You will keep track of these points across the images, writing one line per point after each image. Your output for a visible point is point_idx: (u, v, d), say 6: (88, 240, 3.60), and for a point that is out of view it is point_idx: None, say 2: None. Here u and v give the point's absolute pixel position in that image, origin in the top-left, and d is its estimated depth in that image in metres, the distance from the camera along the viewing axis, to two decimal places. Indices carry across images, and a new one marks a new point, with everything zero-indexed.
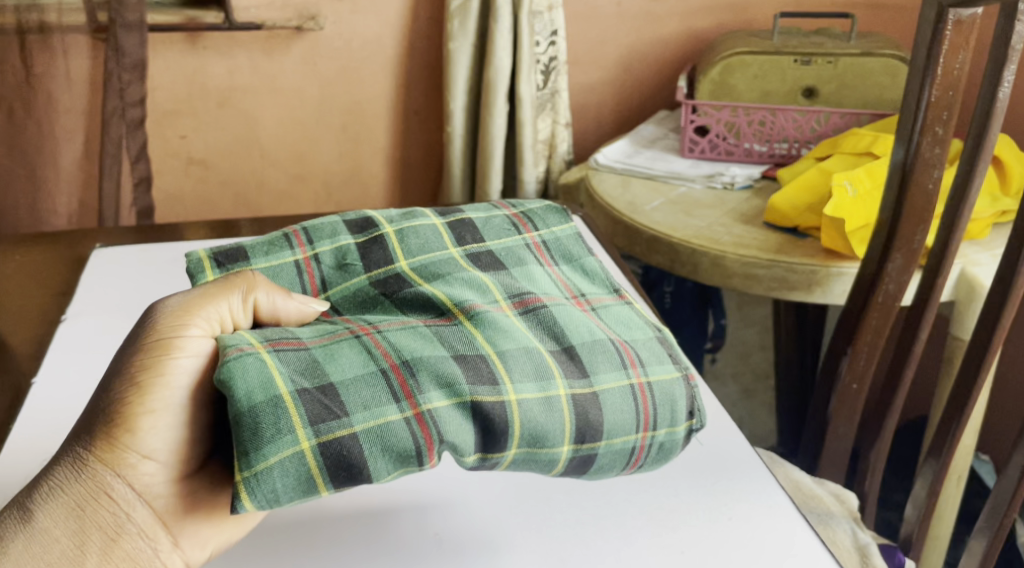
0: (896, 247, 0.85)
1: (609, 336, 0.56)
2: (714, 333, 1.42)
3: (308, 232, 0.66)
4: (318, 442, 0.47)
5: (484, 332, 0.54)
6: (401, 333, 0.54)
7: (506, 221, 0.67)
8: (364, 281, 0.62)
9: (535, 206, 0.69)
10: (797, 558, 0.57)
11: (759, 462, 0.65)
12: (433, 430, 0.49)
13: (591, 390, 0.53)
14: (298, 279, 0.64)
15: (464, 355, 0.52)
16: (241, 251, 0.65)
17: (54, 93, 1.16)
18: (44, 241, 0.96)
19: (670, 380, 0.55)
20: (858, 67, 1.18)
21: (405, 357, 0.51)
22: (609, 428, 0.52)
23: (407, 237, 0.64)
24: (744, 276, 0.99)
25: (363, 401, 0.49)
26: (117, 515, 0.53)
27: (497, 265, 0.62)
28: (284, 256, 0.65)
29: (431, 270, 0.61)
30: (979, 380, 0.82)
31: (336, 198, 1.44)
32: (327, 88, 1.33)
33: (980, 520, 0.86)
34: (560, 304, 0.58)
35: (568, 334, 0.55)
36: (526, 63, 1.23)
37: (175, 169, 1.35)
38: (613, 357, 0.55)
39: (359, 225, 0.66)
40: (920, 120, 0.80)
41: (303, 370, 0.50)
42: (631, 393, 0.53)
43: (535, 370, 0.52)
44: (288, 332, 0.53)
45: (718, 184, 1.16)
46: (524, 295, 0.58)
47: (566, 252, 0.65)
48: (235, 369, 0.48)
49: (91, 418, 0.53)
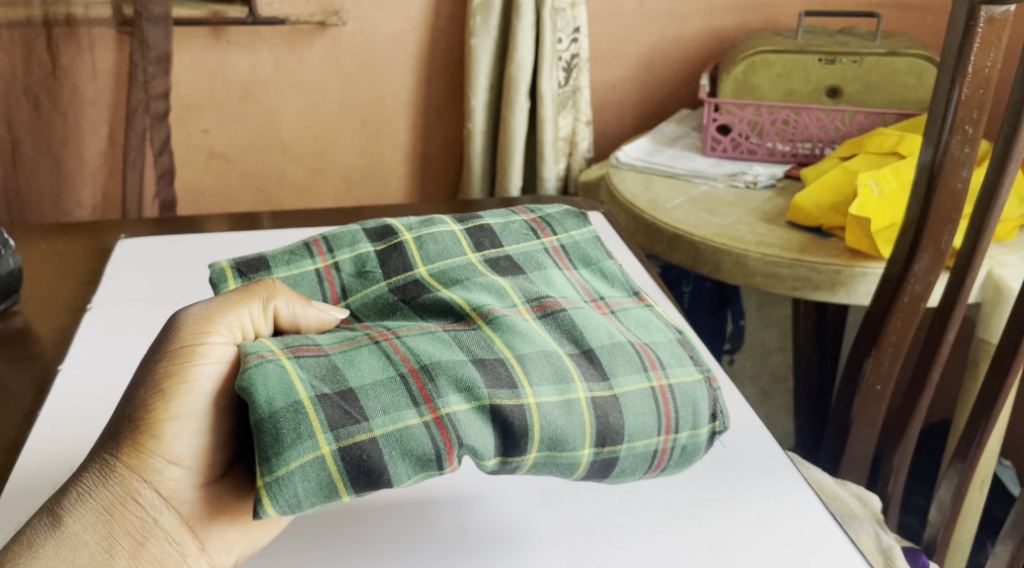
0: (924, 246, 0.84)
1: (628, 338, 0.56)
2: (732, 334, 1.45)
3: (328, 241, 0.65)
4: (338, 447, 0.47)
5: (502, 337, 0.54)
6: (419, 338, 0.53)
7: (523, 227, 0.66)
8: (383, 288, 0.61)
9: (552, 210, 0.68)
10: (823, 557, 0.56)
11: (783, 460, 0.65)
12: (453, 433, 0.49)
13: (612, 392, 0.52)
14: (319, 287, 0.63)
15: (484, 359, 0.52)
16: (263, 261, 0.65)
17: (79, 85, 1.18)
18: (67, 232, 0.96)
19: (692, 381, 0.55)
20: (883, 66, 1.17)
21: (424, 362, 0.51)
22: (630, 432, 0.52)
23: (423, 243, 0.63)
24: (767, 275, 0.99)
25: (383, 406, 0.49)
26: (144, 519, 0.52)
27: (516, 269, 0.62)
28: (305, 266, 0.64)
29: (449, 275, 0.60)
30: (1007, 382, 0.80)
31: (355, 194, 1.44)
32: (348, 84, 1.34)
33: (1007, 523, 0.85)
34: (579, 306, 0.58)
35: (588, 337, 0.55)
36: (549, 59, 1.23)
37: (197, 163, 1.36)
38: (634, 359, 0.54)
39: (378, 233, 0.66)
40: (949, 119, 0.79)
41: (321, 375, 0.50)
42: (652, 396, 0.53)
43: (554, 373, 0.52)
44: (307, 337, 0.53)
45: (740, 183, 1.15)
46: (543, 298, 0.58)
47: (584, 256, 0.65)
48: (255, 373, 0.48)
49: (117, 424, 0.53)
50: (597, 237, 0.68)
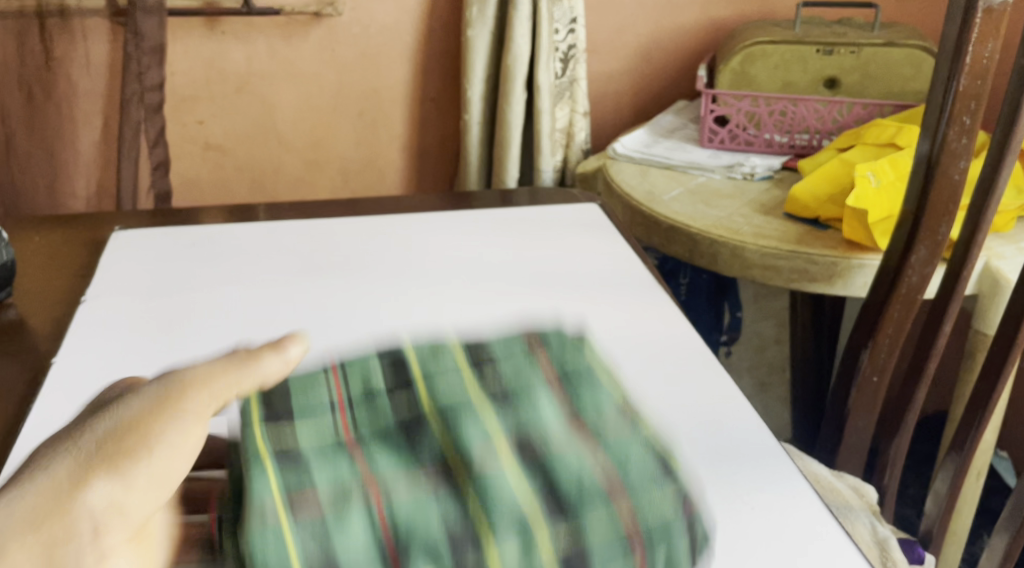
0: (921, 238, 0.84)
1: (605, 460, 0.46)
2: (728, 324, 1.42)
3: (337, 356, 0.54)
4: (293, 524, 0.43)
5: (476, 491, 0.44)
6: (402, 488, 0.45)
7: (527, 348, 0.54)
8: (384, 409, 0.49)
9: (559, 336, 0.55)
10: (819, 551, 0.55)
11: (778, 451, 0.64)
12: (398, 514, 0.43)
13: (579, 534, 0.43)
14: (317, 389, 0.58)
15: (457, 521, 0.43)
16: (274, 372, 0.62)
17: (72, 76, 1.18)
18: (61, 223, 0.96)
19: (672, 507, 0.45)
20: (881, 57, 1.16)
21: (400, 532, 0.43)
22: (609, 473, 0.46)
23: (423, 368, 0.51)
24: (764, 267, 0.98)
25: (331, 479, 0.45)
26: (68, 538, 0.41)
27: (461, 326, 0.56)
28: (311, 370, 0.52)
29: (400, 340, 0.55)
30: (1003, 373, 0.80)
31: (352, 186, 1.43)
32: (344, 75, 1.33)
33: (1002, 516, 0.85)
34: (569, 432, 0.47)
35: (564, 470, 0.45)
36: (545, 50, 1.22)
37: (193, 154, 1.35)
38: (606, 490, 0.44)
39: (369, 344, 0.60)
40: (946, 111, 0.79)
41: (308, 535, 0.42)
42: (630, 539, 0.43)
43: (519, 523, 0.43)
44: (300, 464, 0.45)
45: (737, 175, 1.14)
46: (526, 426, 0.47)
47: (531, 304, 0.58)
48: (250, 491, 0.43)
49: (70, 433, 0.44)
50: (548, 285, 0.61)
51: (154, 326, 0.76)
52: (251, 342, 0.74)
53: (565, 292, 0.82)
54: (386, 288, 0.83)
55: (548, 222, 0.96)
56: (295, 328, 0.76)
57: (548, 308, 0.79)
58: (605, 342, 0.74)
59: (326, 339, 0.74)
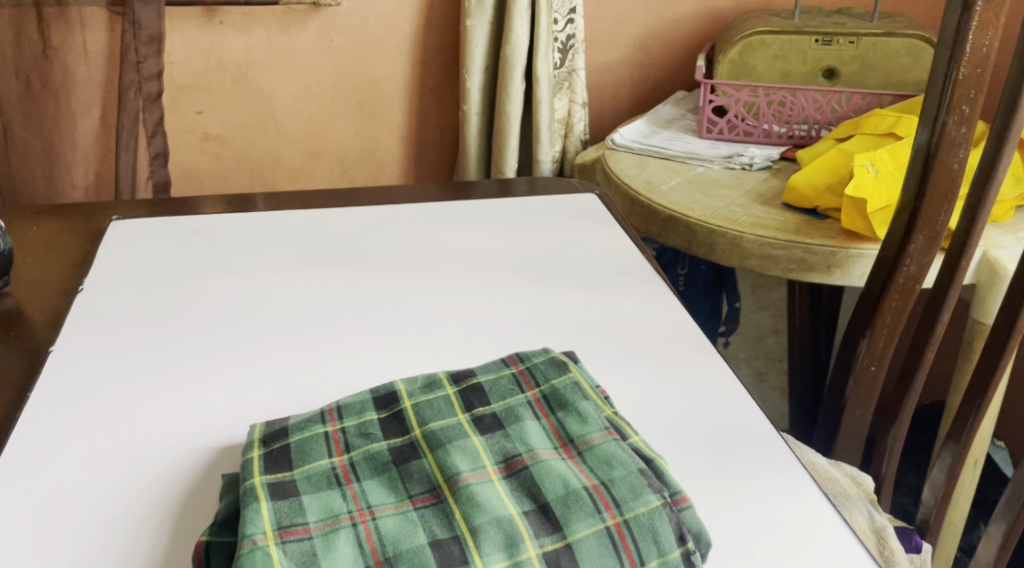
0: (919, 227, 0.84)
1: (583, 481, 0.51)
2: (726, 316, 1.40)
3: (338, 407, 0.58)
4: (281, 541, 0.48)
5: (462, 509, 0.49)
6: (392, 517, 0.50)
7: (511, 380, 0.59)
8: (382, 446, 0.55)
9: (540, 357, 0.61)
10: (819, 534, 0.54)
11: (778, 439, 0.61)
12: (376, 538, 0.48)
13: (564, 543, 0.48)
14: (324, 446, 0.55)
15: (441, 538, 0.48)
16: (280, 425, 0.57)
17: (70, 66, 1.17)
18: (59, 213, 0.95)
19: (650, 510, 0.49)
20: (880, 47, 1.16)
21: (388, 552, 0.48)
22: (564, 515, 0.49)
23: (420, 409, 0.57)
24: (762, 257, 0.98)
25: (322, 511, 0.50)
26: None
27: (466, 373, 0.60)
28: (313, 430, 0.56)
29: (409, 382, 0.60)
30: (1001, 362, 0.81)
31: (350, 176, 1.43)
32: (343, 65, 1.33)
33: (1000, 504, 0.86)
34: (544, 459, 0.52)
35: (545, 490, 0.50)
36: (544, 40, 1.22)
37: (191, 145, 1.35)
38: (585, 501, 0.50)
39: (384, 397, 0.59)
40: (946, 99, 0.79)
41: (302, 562, 0.47)
42: (609, 540, 0.48)
43: (504, 538, 0.48)
44: (296, 497, 0.51)
45: (736, 165, 1.14)
46: (511, 456, 0.53)
47: (530, 353, 0.62)
48: (246, 521, 0.49)
49: None
50: (551, 349, 0.65)
51: (152, 314, 0.76)
52: (250, 331, 0.74)
53: (563, 281, 0.82)
54: (384, 278, 0.83)
55: (546, 212, 0.96)
56: (293, 317, 0.76)
57: (547, 297, 0.79)
58: (605, 331, 0.74)
59: (324, 328, 0.74)
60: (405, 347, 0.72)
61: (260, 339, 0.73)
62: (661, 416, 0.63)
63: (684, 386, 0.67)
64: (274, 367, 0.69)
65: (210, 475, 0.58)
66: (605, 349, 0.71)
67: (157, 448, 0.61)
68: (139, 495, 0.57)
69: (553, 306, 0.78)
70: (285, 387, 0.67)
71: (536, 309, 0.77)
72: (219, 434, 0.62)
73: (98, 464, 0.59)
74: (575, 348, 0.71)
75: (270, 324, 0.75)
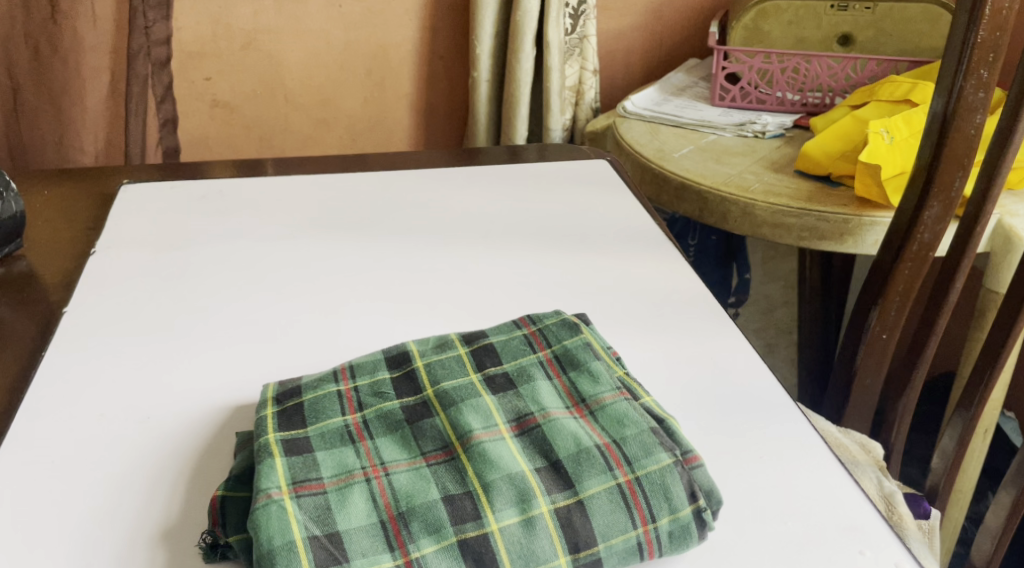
0: (934, 195, 0.83)
1: (594, 439, 0.51)
2: (736, 287, 1.39)
3: (351, 366, 0.58)
4: (296, 496, 0.48)
5: (474, 465, 0.49)
6: (404, 473, 0.50)
7: (523, 340, 0.60)
8: (394, 404, 0.55)
9: (552, 319, 0.61)
10: (829, 493, 0.54)
11: (789, 404, 0.61)
12: (391, 494, 0.49)
13: (575, 499, 0.48)
14: (338, 405, 0.55)
15: (453, 494, 0.48)
16: (295, 385, 0.57)
17: (78, 31, 1.17)
18: (70, 177, 0.95)
19: (662, 467, 0.49)
20: (896, 13, 1.15)
21: (402, 506, 0.48)
22: (576, 473, 0.49)
23: (432, 368, 0.57)
24: (774, 225, 0.97)
25: (335, 467, 0.50)
26: None
27: (478, 335, 0.60)
28: (326, 388, 0.56)
29: (424, 343, 0.60)
30: (1015, 330, 0.80)
31: (359, 143, 1.42)
32: (351, 31, 1.32)
33: (1011, 471, 0.86)
34: (555, 418, 0.52)
35: (557, 448, 0.50)
36: (555, 6, 1.20)
37: (200, 111, 1.34)
38: (596, 459, 0.50)
39: (396, 358, 0.59)
40: (964, 63, 0.77)
41: (317, 516, 0.47)
42: (621, 497, 0.48)
43: (516, 493, 0.48)
44: (310, 453, 0.51)
45: (748, 133, 1.13)
46: (523, 414, 0.53)
47: (542, 317, 0.62)
48: (262, 476, 0.49)
49: None
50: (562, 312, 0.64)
51: (164, 277, 0.77)
52: (261, 294, 0.74)
53: (573, 246, 0.82)
54: (395, 243, 0.82)
55: (558, 178, 0.96)
56: (304, 281, 0.76)
57: (558, 262, 0.79)
58: (618, 295, 0.74)
59: (336, 291, 0.75)
60: (416, 310, 0.72)
61: (272, 301, 0.73)
62: (673, 380, 0.63)
63: (694, 349, 0.67)
64: (285, 330, 0.69)
65: (223, 433, 0.59)
66: (617, 314, 0.71)
67: (169, 406, 0.61)
68: (150, 454, 0.57)
69: (563, 271, 0.77)
70: (296, 349, 0.67)
71: (547, 274, 0.77)
72: (232, 394, 0.62)
73: (110, 422, 0.60)
74: (588, 313, 0.71)
75: (281, 287, 0.75)
